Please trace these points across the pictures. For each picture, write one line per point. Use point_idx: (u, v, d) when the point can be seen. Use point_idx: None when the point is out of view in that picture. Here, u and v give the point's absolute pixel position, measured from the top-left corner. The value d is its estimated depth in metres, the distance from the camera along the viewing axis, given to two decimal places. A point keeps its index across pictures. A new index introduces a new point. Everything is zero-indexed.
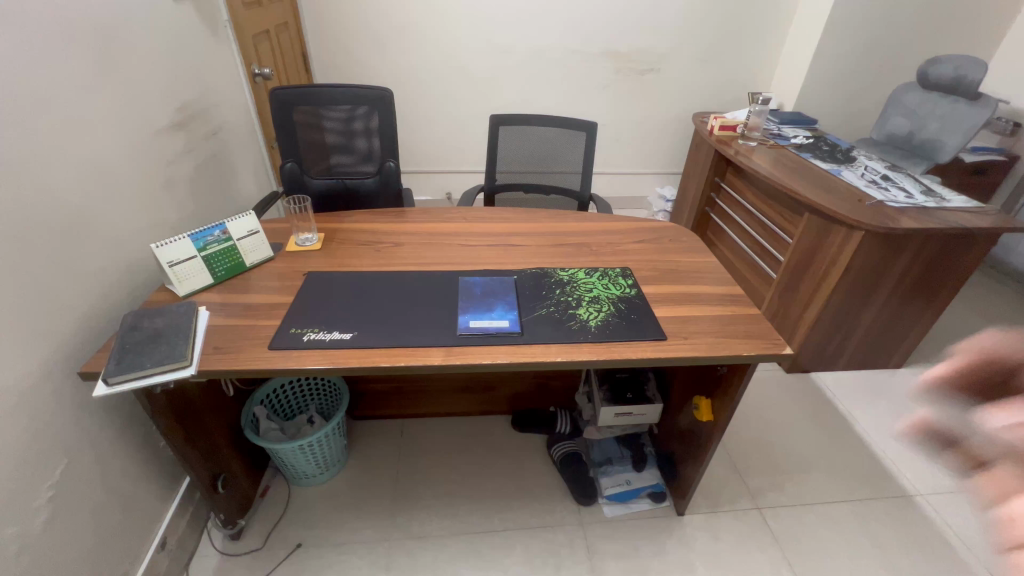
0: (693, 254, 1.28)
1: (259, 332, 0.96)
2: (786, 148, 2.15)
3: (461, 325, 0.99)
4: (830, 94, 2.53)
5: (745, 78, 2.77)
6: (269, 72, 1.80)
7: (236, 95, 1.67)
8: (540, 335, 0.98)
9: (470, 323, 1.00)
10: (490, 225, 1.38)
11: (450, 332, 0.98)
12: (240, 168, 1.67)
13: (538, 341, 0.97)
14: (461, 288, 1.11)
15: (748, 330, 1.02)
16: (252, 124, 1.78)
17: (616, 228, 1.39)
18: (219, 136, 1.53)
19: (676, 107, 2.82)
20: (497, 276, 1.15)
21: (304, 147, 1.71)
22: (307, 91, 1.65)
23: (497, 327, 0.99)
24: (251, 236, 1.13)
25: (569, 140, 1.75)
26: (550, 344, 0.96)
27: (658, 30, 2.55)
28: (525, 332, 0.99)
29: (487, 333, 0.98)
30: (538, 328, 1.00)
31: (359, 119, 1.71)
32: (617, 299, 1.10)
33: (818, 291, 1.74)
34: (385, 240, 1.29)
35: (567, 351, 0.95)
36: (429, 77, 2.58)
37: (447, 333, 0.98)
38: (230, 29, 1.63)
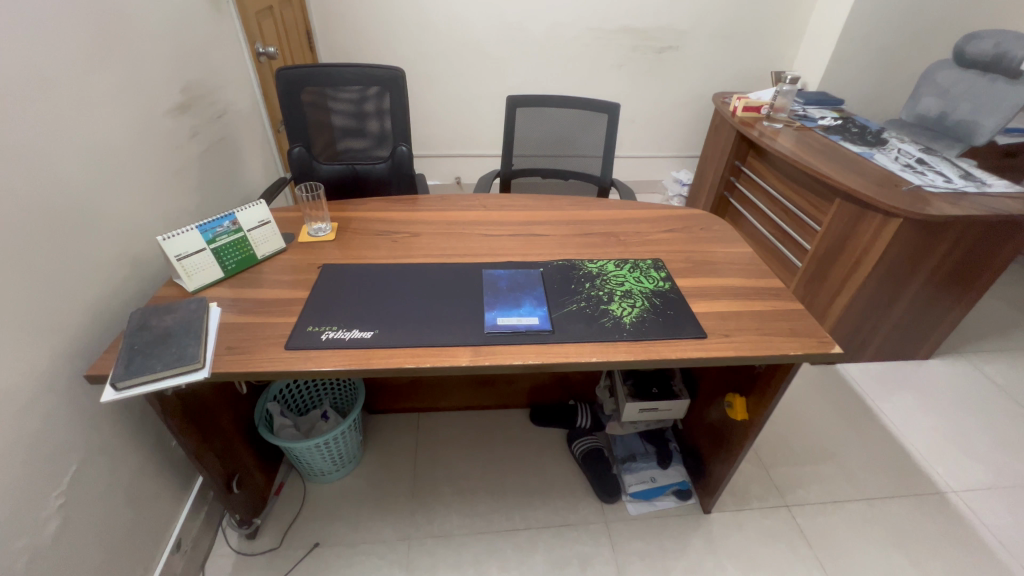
0: (726, 244, 1.21)
1: (274, 330, 0.90)
2: (813, 130, 2.06)
3: (488, 322, 0.93)
4: (857, 73, 2.42)
5: (766, 57, 2.65)
6: (274, 51, 1.71)
7: (241, 76, 1.59)
8: (573, 333, 0.92)
9: (497, 320, 0.93)
10: (511, 213, 1.32)
11: (477, 330, 0.92)
12: (246, 153, 1.59)
13: (570, 339, 0.91)
14: (485, 281, 1.04)
15: (793, 327, 0.96)
16: (258, 106, 1.70)
17: (643, 216, 1.32)
18: (225, 119, 1.46)
19: (694, 87, 2.71)
20: (522, 269, 1.08)
21: (313, 131, 1.63)
22: (315, 71, 1.56)
23: (526, 324, 0.93)
24: (262, 227, 1.07)
25: (589, 122, 1.67)
26: (584, 343, 0.90)
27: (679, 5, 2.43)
28: (557, 330, 0.93)
29: (516, 330, 0.92)
30: (570, 326, 0.93)
31: (369, 101, 1.63)
32: (650, 293, 1.03)
33: (849, 280, 1.68)
34: (402, 229, 1.23)
35: (602, 350, 0.89)
36: (438, 56, 2.48)
37: (474, 331, 0.92)
38: (233, 4, 1.54)
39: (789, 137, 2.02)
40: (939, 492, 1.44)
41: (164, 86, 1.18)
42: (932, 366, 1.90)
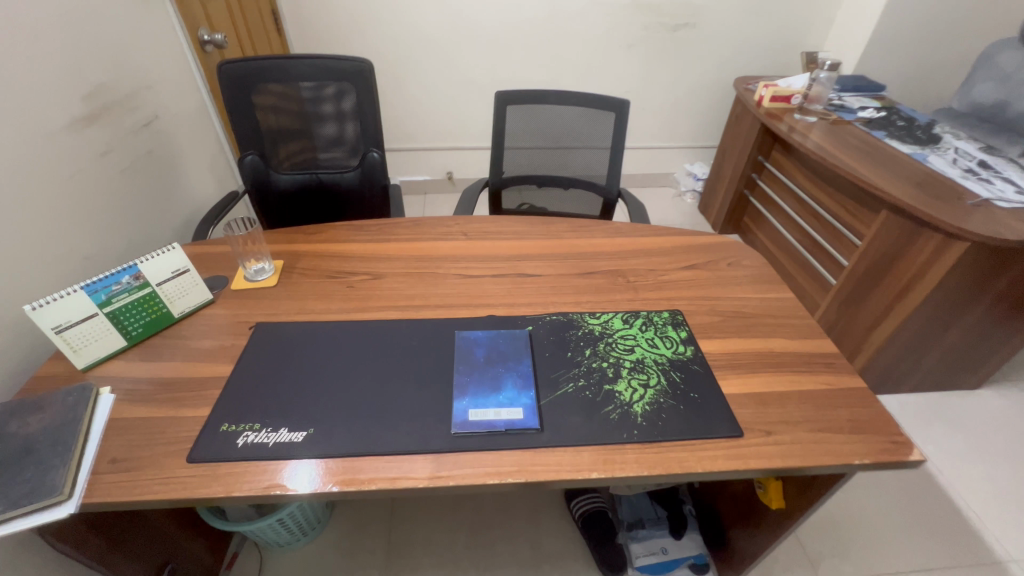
0: (760, 287, 0.98)
1: (176, 430, 0.69)
2: (852, 123, 1.79)
3: (456, 415, 0.72)
4: (901, 53, 2.11)
5: (795, 33, 2.34)
6: (222, 38, 1.44)
7: (179, 70, 1.34)
8: (567, 432, 0.70)
9: (469, 413, 0.72)
10: (496, 244, 1.08)
11: (442, 427, 0.70)
12: (189, 163, 1.35)
13: (563, 442, 0.69)
14: (456, 350, 0.82)
15: (854, 418, 0.74)
16: (205, 105, 1.45)
17: (657, 247, 1.08)
18: (156, 126, 1.22)
19: (713, 69, 2.41)
20: (504, 330, 0.86)
21: (267, 135, 1.39)
22: (265, 64, 1.31)
23: (507, 419, 0.71)
24: (178, 278, 0.85)
25: (594, 121, 1.41)
26: (581, 447, 0.69)
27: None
28: (547, 427, 0.71)
29: (493, 428, 0.70)
30: (563, 421, 0.72)
31: (331, 99, 1.38)
32: (667, 365, 0.81)
33: (896, 305, 1.44)
34: (361, 269, 1.00)
35: (605, 457, 0.68)
36: (424, 36, 2.19)
37: (437, 430, 0.70)
38: None
39: (824, 132, 1.75)
40: (996, 561, 1.24)
41: (57, 95, 0.94)
42: (982, 398, 1.67)
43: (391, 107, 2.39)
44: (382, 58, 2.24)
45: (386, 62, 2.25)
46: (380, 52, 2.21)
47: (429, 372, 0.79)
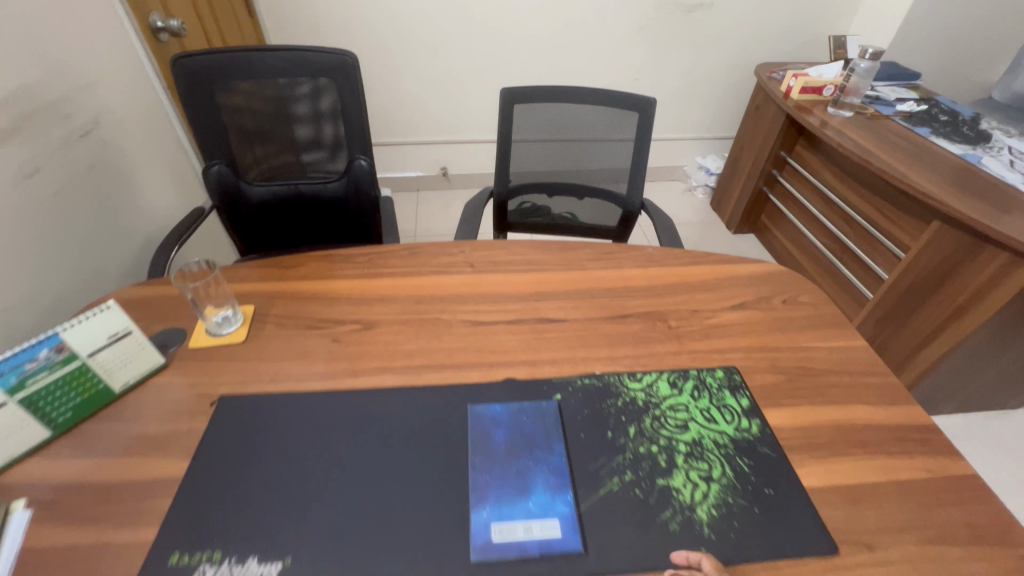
0: (825, 333, 0.83)
1: (112, 566, 0.53)
2: (891, 118, 1.62)
3: (475, 534, 0.56)
4: (937, 36, 1.93)
5: (821, 14, 2.14)
6: (178, 24, 1.21)
7: (125, 65, 1.13)
8: (616, 557, 0.55)
9: (492, 531, 0.56)
10: (509, 278, 0.92)
11: (457, 554, 0.55)
12: (143, 176, 1.16)
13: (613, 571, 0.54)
14: (470, 433, 0.66)
15: (969, 521, 0.59)
16: (162, 105, 1.25)
17: (697, 279, 0.92)
18: (98, 135, 1.02)
19: (730, 54, 2.22)
20: (527, 403, 0.70)
21: (236, 140, 1.20)
22: (229, 58, 1.11)
23: (540, 539, 0.56)
24: (116, 342, 0.67)
25: (614, 123, 1.23)
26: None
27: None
28: (592, 549, 0.55)
29: (524, 553, 0.55)
30: (610, 538, 0.57)
31: (310, 98, 1.18)
32: (731, 447, 0.66)
33: (947, 327, 1.30)
34: (347, 315, 0.83)
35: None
36: (414, 19, 1.97)
37: (451, 559, 0.54)
38: None
39: (862, 128, 1.58)
40: None
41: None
42: None
43: (379, 97, 2.17)
44: (367, 43, 2.01)
45: (372, 48, 2.03)
46: (364, 36, 1.99)
47: (437, 466, 0.63)
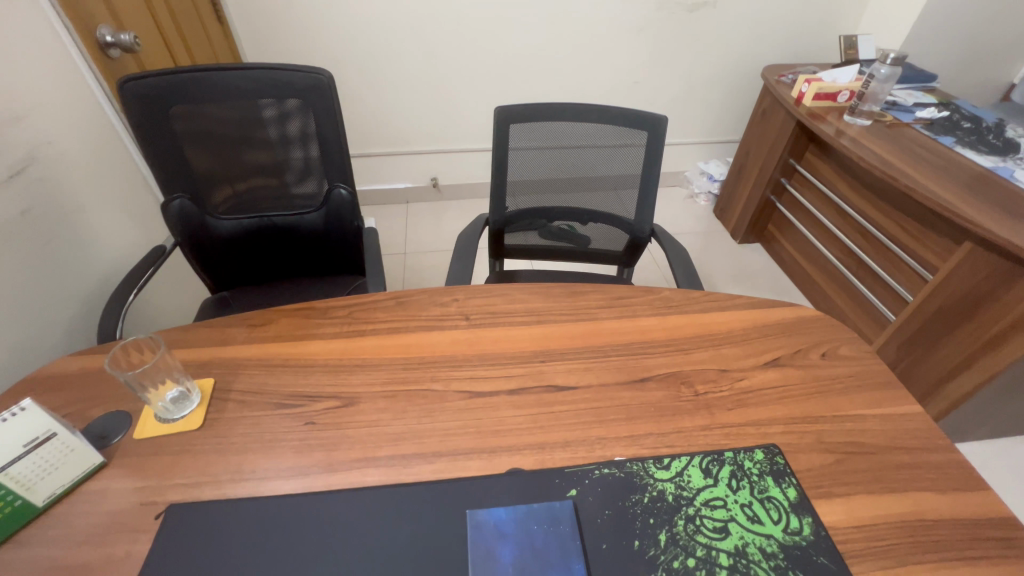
0: (872, 397, 0.72)
1: None
2: (911, 126, 1.52)
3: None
4: (951, 36, 1.84)
5: (830, 13, 2.03)
6: (129, 37, 1.08)
7: (67, 89, 1.00)
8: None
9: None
10: (510, 334, 0.80)
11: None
12: (92, 214, 1.04)
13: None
14: (472, 552, 0.55)
15: None
16: (114, 131, 1.12)
17: (722, 330, 0.81)
18: (33, 174, 0.90)
19: (733, 56, 2.11)
20: (536, 504, 0.59)
21: (200, 170, 1.08)
22: (187, 79, 0.98)
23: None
24: (33, 451, 0.55)
25: (621, 142, 1.13)
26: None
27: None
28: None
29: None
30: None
31: (282, 122, 1.06)
32: (781, 558, 0.56)
33: (978, 358, 1.22)
34: (322, 388, 0.71)
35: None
36: (398, 25, 1.84)
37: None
38: None
39: (881, 137, 1.47)
40: None
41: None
42: None
43: (363, 107, 2.04)
44: (348, 49, 1.87)
45: (354, 55, 1.89)
46: (346, 43, 1.85)
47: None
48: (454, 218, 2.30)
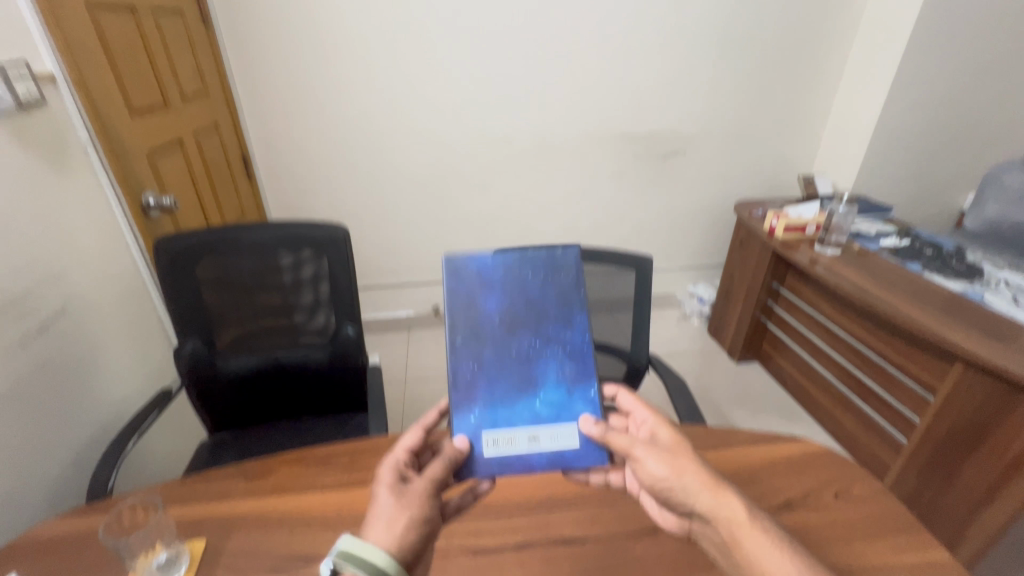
0: (893, 541, 0.69)
1: None
2: (878, 254, 1.64)
3: (477, 447, 0.68)
4: (896, 173, 2.08)
5: (786, 158, 2.32)
6: (169, 202, 1.21)
7: (106, 247, 1.11)
8: (632, 437, 0.66)
9: (486, 447, 0.68)
10: (515, 479, 0.78)
11: (462, 462, 0.67)
12: (105, 361, 1.08)
13: (625, 447, 0.65)
14: (468, 315, 0.72)
15: None
16: (142, 280, 1.22)
17: (729, 470, 0.80)
18: (59, 328, 0.96)
19: (706, 193, 2.35)
20: (533, 254, 0.75)
21: (216, 315, 1.14)
22: (215, 237, 1.09)
23: (552, 452, 0.69)
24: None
25: (610, 281, 1.22)
26: (658, 461, 0.63)
27: (682, 103, 2.11)
28: (600, 434, 0.67)
29: (530, 470, 0.67)
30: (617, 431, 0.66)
31: (297, 270, 1.15)
32: None
33: (1003, 487, 1.17)
34: (321, 549, 0.68)
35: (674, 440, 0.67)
36: (407, 176, 2.08)
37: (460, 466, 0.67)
38: (97, 155, 1.10)
39: (852, 265, 1.59)
40: None
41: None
42: None
43: (372, 244, 2.21)
44: (362, 196, 2.09)
45: (366, 200, 2.10)
46: (360, 191, 2.07)
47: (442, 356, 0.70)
48: None
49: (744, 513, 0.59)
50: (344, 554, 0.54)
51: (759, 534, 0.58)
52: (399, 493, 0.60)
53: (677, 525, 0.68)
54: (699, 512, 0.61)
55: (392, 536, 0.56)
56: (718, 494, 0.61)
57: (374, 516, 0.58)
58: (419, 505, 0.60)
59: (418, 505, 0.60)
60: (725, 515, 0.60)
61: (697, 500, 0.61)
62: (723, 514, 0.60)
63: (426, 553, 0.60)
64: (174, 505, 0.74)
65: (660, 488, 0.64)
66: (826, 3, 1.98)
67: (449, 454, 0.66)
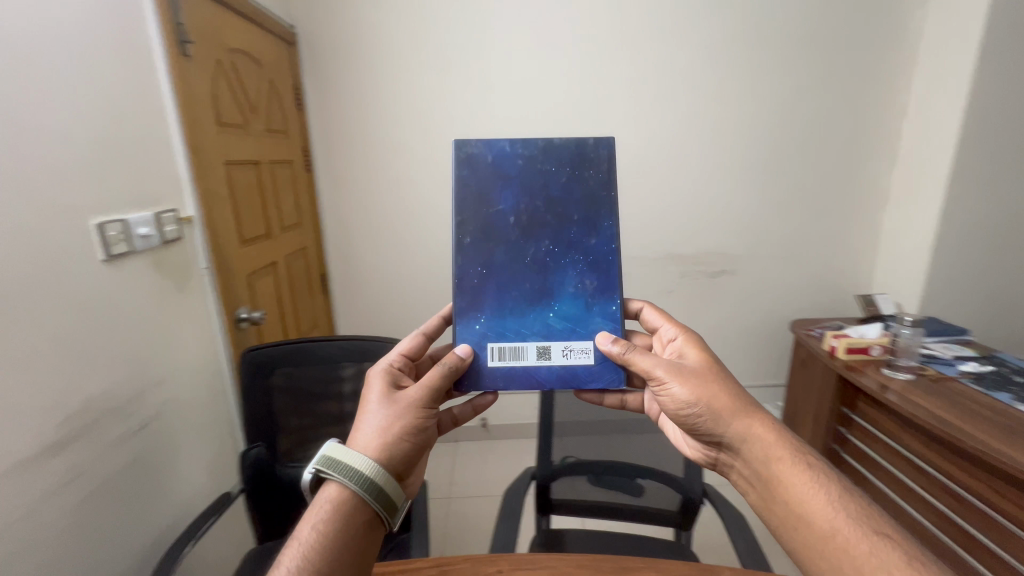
0: None
1: None
2: (957, 380, 1.52)
3: (482, 356, 0.85)
4: (966, 293, 1.98)
5: (843, 276, 2.29)
6: (259, 314, 1.44)
7: (203, 356, 1.28)
8: (655, 360, 0.81)
9: (491, 357, 0.84)
10: None
11: (471, 367, 0.84)
12: (183, 462, 1.19)
13: (650, 369, 0.80)
14: (490, 207, 0.87)
15: None
16: (225, 385, 1.37)
17: None
18: (154, 427, 1.10)
19: (759, 311, 2.33)
20: (562, 147, 0.88)
21: (282, 422, 1.23)
22: (291, 348, 1.22)
23: (564, 368, 0.85)
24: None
25: None
26: (681, 386, 0.78)
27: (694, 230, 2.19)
28: (621, 354, 0.81)
29: (540, 382, 0.84)
30: (641, 354, 0.81)
31: (357, 379, 1.23)
32: None
33: None
34: None
35: (705, 362, 0.82)
36: None
37: (472, 370, 0.84)
38: (210, 276, 1.31)
39: (925, 390, 1.48)
40: None
41: (9, 428, 0.78)
42: None
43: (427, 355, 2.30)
44: (420, 310, 2.23)
45: (424, 313, 2.24)
46: (420, 305, 2.23)
47: (458, 254, 0.86)
48: (500, 460, 2.28)
49: (778, 446, 0.72)
50: (324, 461, 0.68)
51: (794, 467, 0.70)
52: (393, 399, 0.76)
53: (703, 455, 0.84)
54: (728, 437, 0.75)
55: (382, 438, 0.72)
56: (746, 418, 0.75)
57: (362, 425, 0.73)
58: (411, 409, 0.75)
59: (408, 415, 0.74)
60: (758, 446, 0.73)
61: (730, 426, 0.75)
62: (753, 438, 0.74)
63: (416, 459, 0.75)
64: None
65: (687, 410, 0.79)
66: (862, 138, 2.10)
67: (448, 360, 0.79)
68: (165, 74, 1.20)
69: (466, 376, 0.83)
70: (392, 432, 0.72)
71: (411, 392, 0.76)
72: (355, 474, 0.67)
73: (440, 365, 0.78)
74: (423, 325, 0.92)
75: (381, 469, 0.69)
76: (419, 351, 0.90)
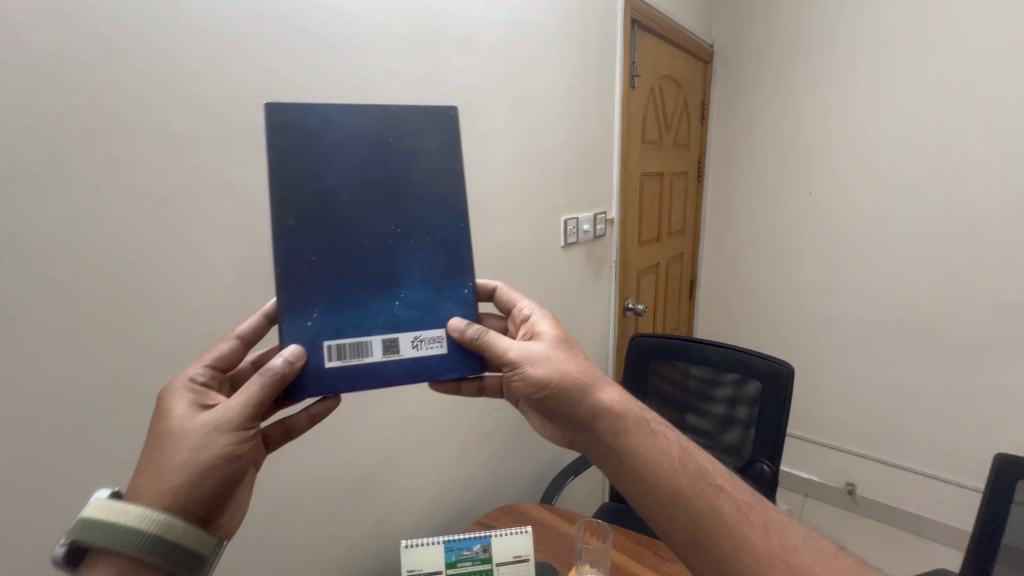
0: None
1: None
2: None
3: (312, 358, 0.58)
4: None
5: None
6: (641, 307, 1.66)
7: (600, 331, 1.58)
8: (509, 340, 0.60)
9: (326, 357, 0.58)
10: None
11: (304, 373, 0.57)
12: None
13: (505, 350, 0.59)
14: (312, 184, 0.57)
15: None
16: (607, 359, 1.65)
17: None
18: None
19: None
20: (398, 109, 0.60)
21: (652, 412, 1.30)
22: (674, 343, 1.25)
23: (418, 361, 0.61)
24: (469, 539, 0.76)
25: None
26: (539, 369, 0.58)
27: None
28: (475, 336, 0.59)
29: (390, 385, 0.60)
30: (496, 333, 0.60)
31: (725, 384, 1.17)
32: None
33: None
34: None
35: (557, 337, 0.63)
36: (851, 326, 1.84)
37: (301, 376, 0.57)
38: (615, 269, 1.59)
39: None
40: None
41: None
42: None
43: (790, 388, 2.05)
44: (792, 337, 2.00)
45: (796, 341, 1.99)
46: (793, 331, 1.99)
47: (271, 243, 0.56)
48: (866, 543, 1.75)
49: (634, 415, 0.57)
50: (83, 527, 0.43)
51: (646, 439, 0.55)
52: (184, 418, 0.50)
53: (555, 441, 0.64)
54: (582, 422, 0.57)
55: (182, 475, 0.47)
56: (599, 392, 0.57)
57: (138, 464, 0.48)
58: (210, 432, 0.49)
59: (210, 439, 0.49)
60: (612, 421, 0.56)
61: (583, 407, 0.57)
62: (610, 415, 0.56)
63: (231, 493, 0.51)
64: (616, 552, 0.90)
65: (541, 398, 0.58)
66: None
67: (270, 366, 0.53)
68: (619, 102, 1.50)
69: (296, 384, 0.57)
70: (195, 465, 0.47)
71: (216, 410, 0.50)
72: (135, 535, 0.43)
73: (259, 374, 0.52)
74: (239, 327, 0.64)
75: (177, 520, 0.45)
76: (238, 359, 0.62)
